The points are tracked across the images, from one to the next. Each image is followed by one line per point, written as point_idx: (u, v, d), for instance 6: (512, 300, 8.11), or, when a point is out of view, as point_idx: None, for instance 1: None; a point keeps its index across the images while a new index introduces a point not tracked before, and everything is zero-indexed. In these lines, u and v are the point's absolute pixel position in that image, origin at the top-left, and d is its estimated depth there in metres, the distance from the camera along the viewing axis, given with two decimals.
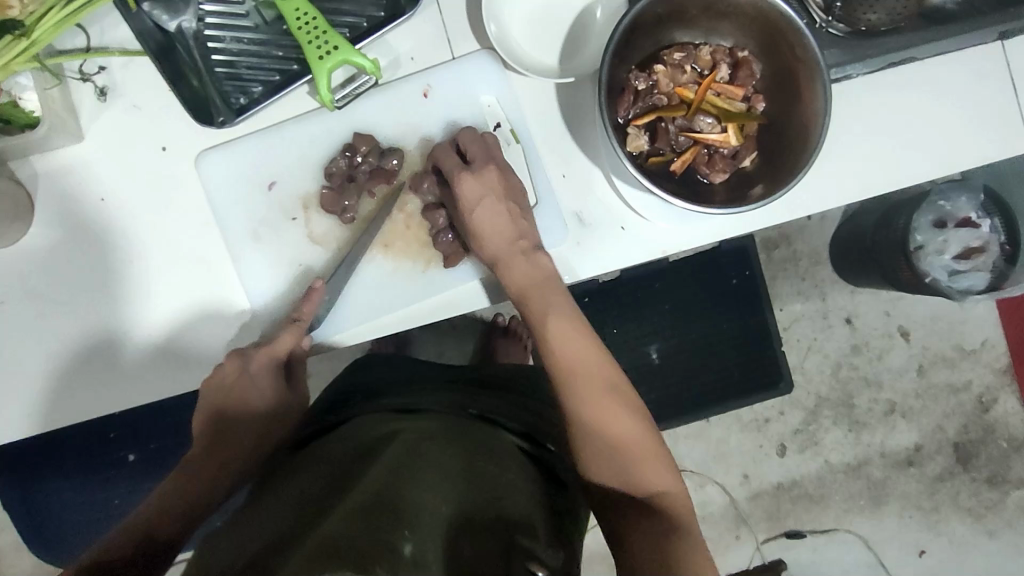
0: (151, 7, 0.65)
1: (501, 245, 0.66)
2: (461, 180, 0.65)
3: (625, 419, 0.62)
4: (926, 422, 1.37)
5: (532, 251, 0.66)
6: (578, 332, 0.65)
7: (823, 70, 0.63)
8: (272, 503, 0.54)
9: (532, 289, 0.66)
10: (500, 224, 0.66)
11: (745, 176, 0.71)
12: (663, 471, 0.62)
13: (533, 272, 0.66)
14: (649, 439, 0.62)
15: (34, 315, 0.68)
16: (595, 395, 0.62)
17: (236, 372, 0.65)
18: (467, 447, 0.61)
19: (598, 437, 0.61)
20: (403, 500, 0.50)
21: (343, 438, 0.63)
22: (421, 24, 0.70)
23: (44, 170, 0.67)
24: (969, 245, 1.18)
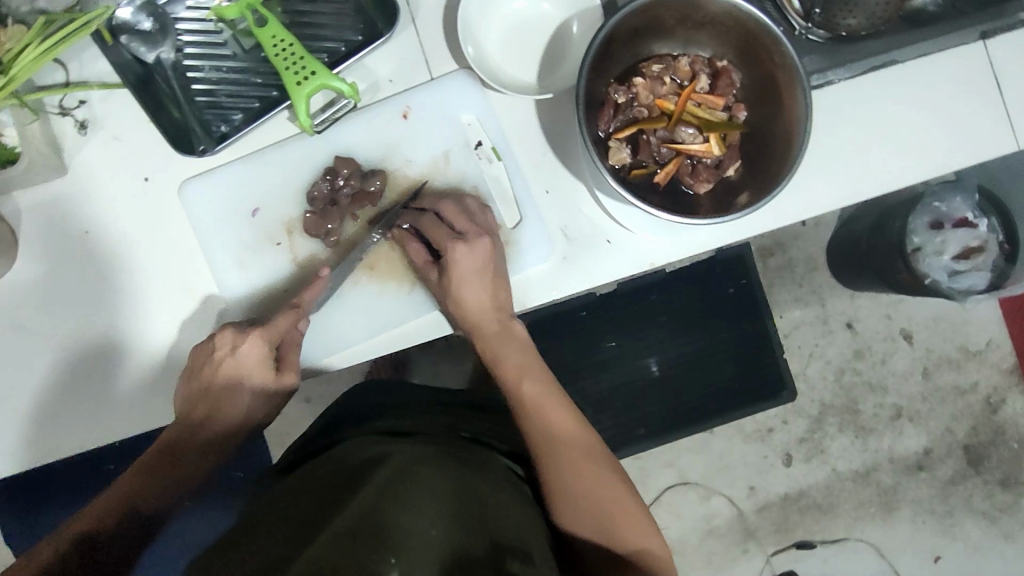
0: (129, 40, 0.66)
1: (479, 318, 0.67)
2: (456, 252, 0.65)
3: (601, 474, 0.63)
4: (934, 426, 1.35)
5: (507, 317, 0.68)
6: (555, 397, 0.66)
7: (803, 76, 0.63)
8: (261, 527, 0.54)
9: (505, 353, 0.68)
10: (481, 296, 0.67)
11: (730, 185, 0.71)
12: (637, 522, 0.63)
13: (506, 337, 0.68)
14: (623, 493, 0.63)
15: (20, 351, 0.68)
16: (570, 460, 0.62)
17: (225, 351, 0.64)
18: (461, 465, 0.60)
19: (575, 493, 0.62)
20: (393, 523, 0.49)
21: (334, 461, 0.62)
22: (399, 46, 0.70)
23: (28, 206, 0.67)
24: (968, 245, 1.17)
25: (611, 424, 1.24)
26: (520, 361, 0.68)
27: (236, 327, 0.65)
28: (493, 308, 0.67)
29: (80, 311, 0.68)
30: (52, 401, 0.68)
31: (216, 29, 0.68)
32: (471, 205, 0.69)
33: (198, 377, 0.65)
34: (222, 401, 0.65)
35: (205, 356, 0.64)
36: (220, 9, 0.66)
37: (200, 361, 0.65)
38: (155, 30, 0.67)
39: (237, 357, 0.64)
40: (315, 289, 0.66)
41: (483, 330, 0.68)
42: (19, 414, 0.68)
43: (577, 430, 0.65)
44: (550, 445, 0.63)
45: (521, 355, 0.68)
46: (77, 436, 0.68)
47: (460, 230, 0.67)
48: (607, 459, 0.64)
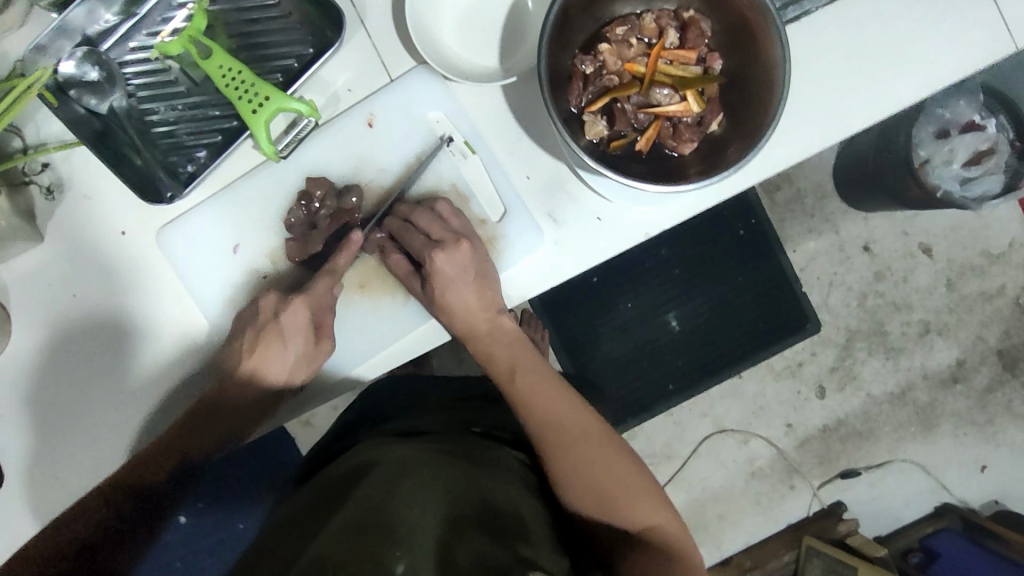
0: (78, 92, 0.64)
1: (470, 318, 0.66)
2: (437, 260, 0.64)
3: (607, 457, 0.61)
4: (965, 336, 1.32)
5: (496, 315, 0.67)
6: (548, 394, 0.64)
7: (775, 17, 0.59)
8: (276, 538, 0.55)
9: (496, 347, 0.67)
10: (468, 299, 0.66)
11: (715, 141, 0.68)
12: (650, 503, 0.61)
13: (499, 335, 0.68)
14: (632, 475, 0.61)
15: (34, 422, 0.68)
16: (574, 448, 0.61)
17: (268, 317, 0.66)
18: (463, 455, 0.61)
19: (581, 479, 0.60)
20: (393, 521, 0.50)
21: (341, 465, 0.63)
22: (352, 52, 0.68)
23: (13, 278, 0.67)
24: (977, 150, 1.12)
25: (638, 385, 1.23)
26: (509, 354, 0.67)
27: (280, 294, 0.67)
28: (486, 310, 0.67)
29: (82, 372, 0.68)
30: (71, 463, 0.68)
31: (164, 67, 0.66)
32: (444, 211, 0.67)
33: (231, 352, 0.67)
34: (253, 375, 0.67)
35: (249, 322, 0.66)
36: (163, 46, 0.64)
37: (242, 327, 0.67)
38: (102, 79, 0.64)
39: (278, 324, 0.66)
40: (347, 251, 0.64)
41: (476, 331, 0.67)
42: (46, 483, 0.68)
43: (580, 417, 0.63)
44: (551, 438, 0.61)
45: (513, 349, 0.68)
46: None
47: (437, 237, 0.66)
48: (615, 441, 0.63)
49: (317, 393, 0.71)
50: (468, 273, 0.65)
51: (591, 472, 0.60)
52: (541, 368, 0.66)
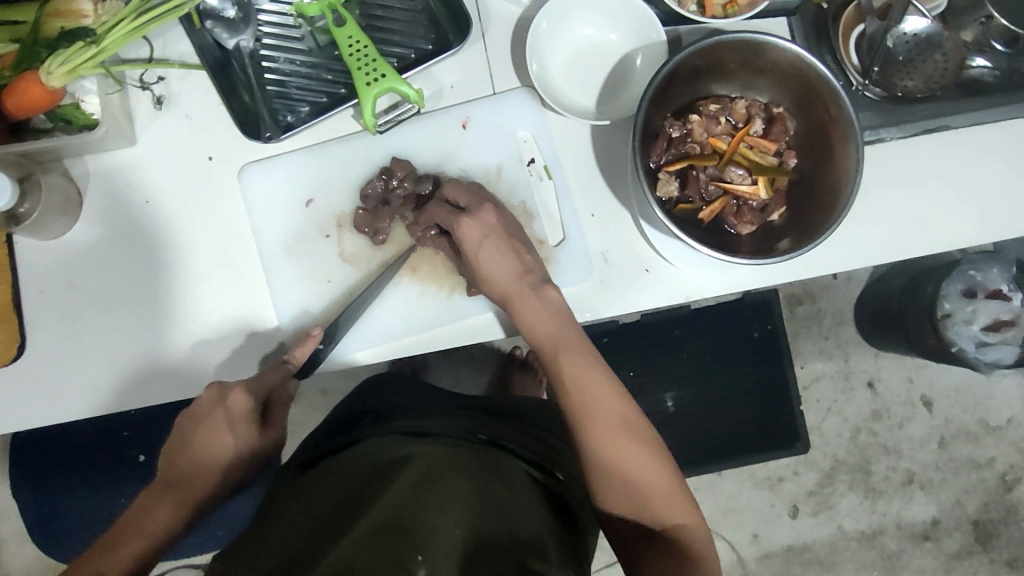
0: (213, 25, 0.69)
1: (515, 290, 0.66)
2: (462, 224, 0.66)
3: (641, 456, 0.61)
4: (945, 497, 1.33)
5: (541, 284, 0.67)
6: (592, 375, 0.63)
7: (857, 131, 0.64)
8: (289, 520, 0.55)
9: (542, 326, 0.65)
10: (503, 268, 0.66)
11: (773, 229, 0.72)
12: (679, 502, 0.61)
13: (543, 305, 0.66)
14: (665, 474, 0.61)
15: (69, 308, 0.70)
16: (605, 435, 0.61)
17: (213, 399, 0.62)
18: (482, 467, 0.62)
19: (616, 472, 0.60)
20: (419, 527, 0.51)
21: (357, 455, 0.63)
22: (466, 58, 0.73)
23: (95, 171, 0.70)
24: (999, 318, 1.16)
25: None
26: (555, 331, 0.65)
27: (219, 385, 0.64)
28: (527, 287, 0.66)
29: (131, 277, 0.71)
30: (91, 357, 0.70)
31: (295, 24, 0.71)
32: (470, 186, 0.71)
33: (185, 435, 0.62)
34: (205, 455, 0.61)
35: (193, 413, 0.62)
36: (302, 7, 0.69)
37: (185, 419, 0.63)
38: (238, 18, 0.70)
39: (222, 408, 0.62)
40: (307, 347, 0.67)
41: (512, 295, 0.66)
42: (60, 369, 0.70)
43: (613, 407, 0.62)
44: (589, 427, 0.61)
45: (560, 328, 0.65)
46: (108, 396, 0.70)
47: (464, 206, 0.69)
48: (652, 438, 0.62)
49: (335, 360, 0.72)
50: (496, 238, 0.67)
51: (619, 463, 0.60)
52: (583, 349, 0.65)
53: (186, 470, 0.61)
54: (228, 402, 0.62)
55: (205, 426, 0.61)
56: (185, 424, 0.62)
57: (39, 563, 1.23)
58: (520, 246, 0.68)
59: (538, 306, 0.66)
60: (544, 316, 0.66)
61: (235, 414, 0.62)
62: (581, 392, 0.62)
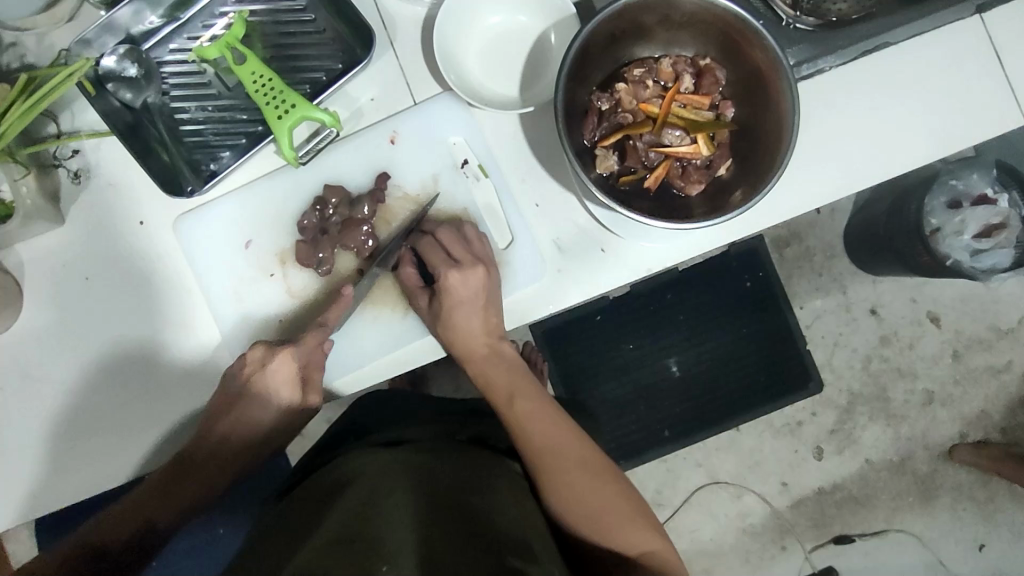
0: (116, 87, 0.67)
1: (469, 342, 0.68)
2: (449, 278, 0.66)
3: (601, 482, 0.62)
4: (969, 409, 1.31)
5: (498, 341, 0.70)
6: (543, 416, 0.65)
7: (787, 69, 0.61)
8: (257, 549, 0.54)
9: (497, 373, 0.69)
10: (475, 323, 0.68)
11: (722, 184, 0.70)
12: (644, 529, 0.61)
13: (498, 360, 0.69)
14: (631, 503, 0.63)
15: (29, 397, 0.69)
16: (564, 471, 0.62)
17: (258, 366, 0.66)
18: (445, 465, 0.61)
19: (584, 518, 0.61)
20: (375, 530, 0.49)
21: (326, 475, 0.62)
22: (379, 70, 0.71)
23: (29, 257, 0.69)
24: (989, 223, 1.12)
25: (634, 426, 1.22)
26: (509, 379, 0.68)
27: (268, 344, 0.67)
28: (486, 346, 0.69)
29: (86, 353, 0.70)
30: (62, 444, 0.69)
31: (199, 70, 0.69)
32: (469, 233, 0.69)
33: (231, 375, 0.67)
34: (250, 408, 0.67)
35: (236, 371, 0.66)
36: (201, 50, 0.67)
37: (228, 377, 0.67)
38: (140, 75, 0.67)
39: (266, 370, 0.66)
40: (341, 308, 0.66)
41: (473, 356, 0.69)
42: (33, 459, 0.69)
43: (573, 439, 0.64)
44: (546, 463, 0.62)
45: (511, 381, 0.68)
46: (84, 478, 0.69)
47: (455, 255, 0.68)
48: (610, 471, 0.64)
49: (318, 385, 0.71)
50: (478, 302, 0.68)
51: (583, 502, 0.61)
52: (538, 396, 0.67)
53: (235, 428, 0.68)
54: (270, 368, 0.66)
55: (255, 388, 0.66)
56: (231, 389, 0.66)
57: None
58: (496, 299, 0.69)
59: (499, 364, 0.69)
60: (507, 369, 0.69)
61: (281, 377, 0.66)
62: (536, 432, 0.64)
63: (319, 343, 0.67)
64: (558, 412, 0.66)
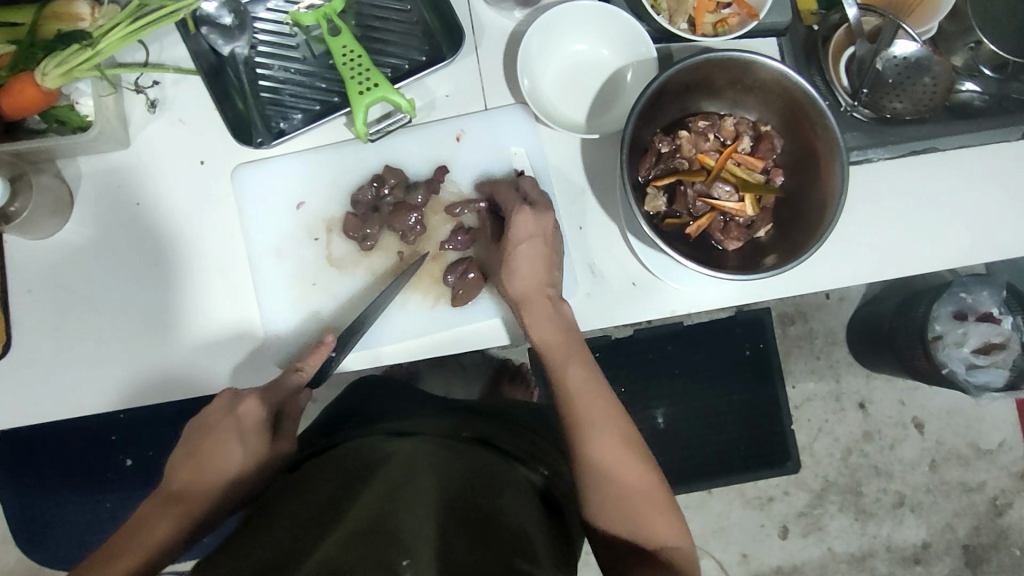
0: (209, 31, 0.70)
1: (529, 291, 0.66)
2: (520, 215, 0.66)
3: (634, 467, 0.61)
4: (936, 520, 1.32)
5: (557, 297, 0.67)
6: (588, 380, 0.64)
7: (843, 150, 0.64)
8: (268, 522, 0.54)
9: (551, 332, 0.65)
10: (535, 268, 0.66)
11: (758, 246, 0.73)
12: (668, 518, 0.61)
13: (556, 317, 0.66)
14: (657, 492, 0.62)
15: (56, 306, 0.70)
16: (600, 445, 0.61)
17: (224, 409, 0.61)
18: (461, 464, 0.61)
19: (614, 493, 0.60)
20: (397, 530, 0.50)
21: (339, 456, 0.62)
22: (459, 70, 0.74)
23: (88, 171, 0.71)
24: (989, 340, 1.15)
25: None
26: (561, 341, 0.65)
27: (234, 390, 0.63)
28: (545, 296, 0.66)
29: (121, 275, 0.71)
30: (76, 358, 0.70)
31: (290, 33, 0.72)
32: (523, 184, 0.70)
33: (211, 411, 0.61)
34: (212, 462, 0.58)
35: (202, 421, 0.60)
36: (298, 15, 0.70)
37: (194, 427, 0.60)
38: (234, 25, 0.70)
39: (233, 415, 0.60)
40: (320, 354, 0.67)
41: (531, 302, 0.66)
42: (44, 367, 0.70)
43: (611, 410, 0.63)
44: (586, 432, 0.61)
45: (559, 337, 0.65)
46: (91, 397, 0.70)
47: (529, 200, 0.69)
48: (642, 453, 0.62)
49: None
50: (545, 242, 0.67)
51: (617, 482, 0.60)
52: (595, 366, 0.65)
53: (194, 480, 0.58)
54: (241, 410, 0.61)
55: (217, 432, 0.59)
56: (194, 433, 0.60)
57: (19, 569, 1.18)
58: (557, 252, 0.68)
59: (548, 315, 0.66)
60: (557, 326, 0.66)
61: (247, 423, 0.60)
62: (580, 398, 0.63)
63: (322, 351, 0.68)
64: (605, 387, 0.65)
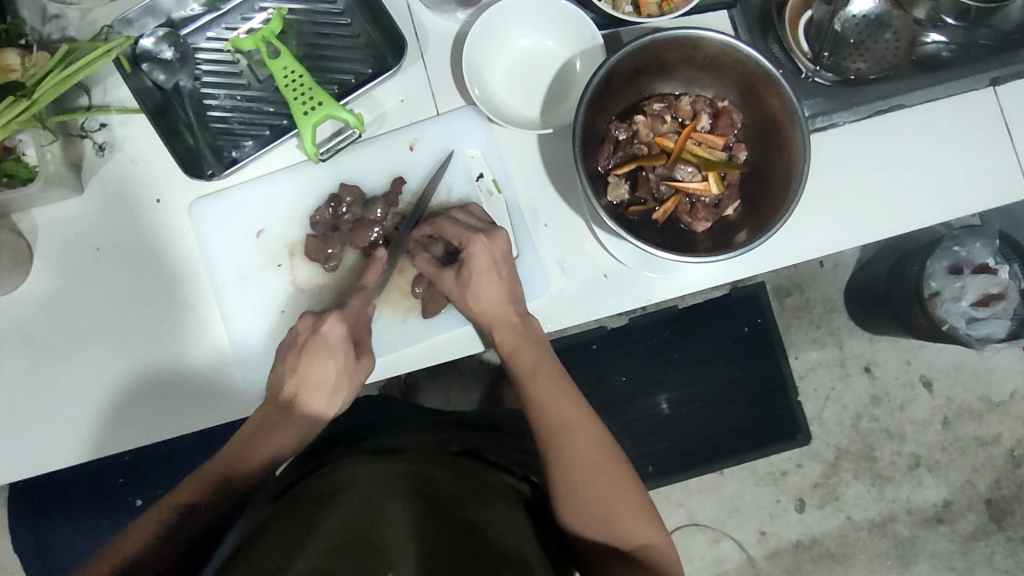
0: (150, 67, 0.69)
1: (497, 315, 0.68)
2: (476, 245, 0.66)
3: (612, 471, 0.63)
4: (954, 477, 1.30)
5: (527, 314, 0.69)
6: (562, 395, 0.66)
7: (801, 118, 0.63)
8: (248, 544, 0.53)
9: (522, 350, 0.68)
10: (498, 292, 0.68)
11: (729, 225, 0.71)
12: (647, 523, 0.62)
13: (524, 332, 0.68)
14: (634, 497, 0.62)
15: (27, 361, 0.70)
16: (577, 456, 0.62)
17: (309, 330, 0.66)
18: (444, 476, 0.61)
19: (587, 497, 0.61)
20: (380, 546, 0.50)
21: (321, 477, 0.61)
22: (406, 79, 0.73)
23: (45, 222, 0.70)
24: (987, 292, 1.13)
25: None
26: (536, 361, 0.68)
27: (315, 314, 0.67)
28: (514, 319, 0.68)
29: (88, 322, 0.71)
30: (53, 410, 0.70)
31: (232, 60, 0.71)
32: (463, 215, 0.69)
33: (293, 337, 0.67)
34: (307, 378, 0.65)
35: (290, 343, 0.67)
36: (237, 41, 0.69)
37: (286, 348, 0.67)
38: (175, 59, 0.69)
39: (319, 336, 0.65)
40: (375, 269, 0.67)
41: (500, 322, 0.68)
42: (23, 423, 0.70)
43: (581, 418, 0.65)
44: (564, 444, 0.63)
45: (533, 354, 0.68)
46: (75, 446, 0.70)
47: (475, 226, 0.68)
48: (616, 458, 0.64)
49: None
50: (502, 269, 0.68)
51: (594, 492, 0.61)
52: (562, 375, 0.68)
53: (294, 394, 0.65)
54: (323, 332, 0.65)
55: (307, 352, 0.65)
56: (289, 355, 0.66)
57: None
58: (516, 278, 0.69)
59: (514, 340, 0.68)
60: (525, 343, 0.68)
61: (333, 342, 0.65)
62: (551, 412, 0.65)
63: (363, 306, 0.68)
64: (577, 396, 0.67)
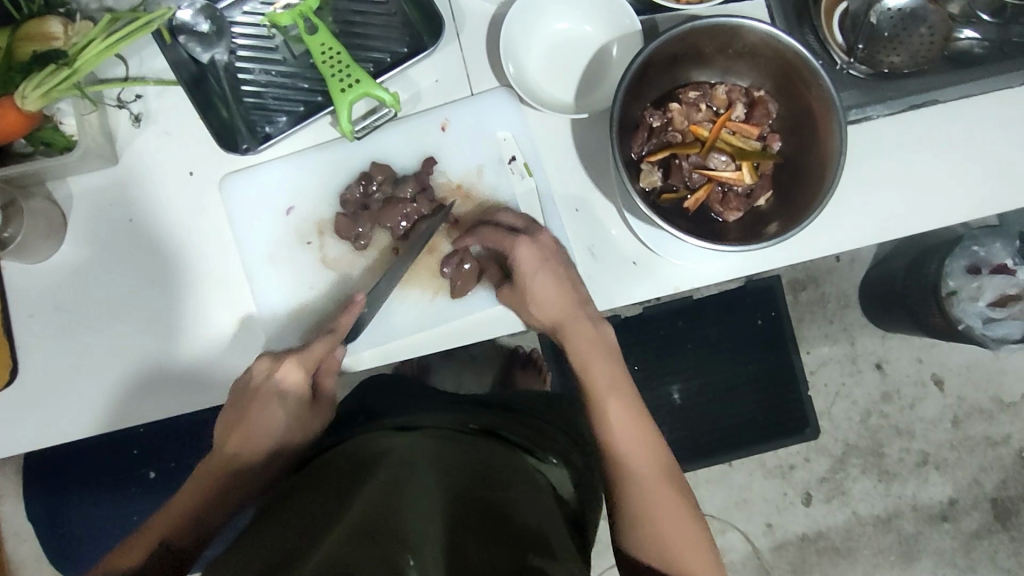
0: (187, 40, 0.69)
1: (566, 321, 0.68)
2: (521, 249, 0.66)
3: (666, 489, 0.65)
4: (961, 476, 1.31)
5: (599, 321, 0.69)
6: (625, 408, 0.67)
7: (840, 111, 0.63)
8: (268, 523, 0.53)
9: (593, 357, 0.68)
10: (558, 297, 0.68)
11: (760, 216, 0.71)
12: (697, 547, 0.63)
13: (595, 339, 0.69)
14: (686, 519, 0.64)
15: (59, 329, 0.71)
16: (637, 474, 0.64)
17: (263, 375, 0.66)
18: (466, 459, 0.61)
19: (641, 512, 0.63)
20: (400, 527, 0.49)
21: (341, 455, 0.62)
22: (441, 59, 0.73)
23: (79, 192, 0.71)
24: (1004, 293, 1.13)
25: None
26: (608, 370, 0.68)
27: (271, 356, 0.67)
28: (583, 319, 0.68)
29: (119, 293, 0.71)
30: (83, 378, 0.70)
31: (269, 35, 0.71)
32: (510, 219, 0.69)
33: (248, 383, 0.66)
34: (257, 428, 0.65)
35: (242, 388, 0.66)
36: (275, 16, 0.69)
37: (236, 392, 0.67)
38: (212, 32, 0.69)
39: (270, 382, 0.66)
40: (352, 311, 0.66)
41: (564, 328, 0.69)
42: (53, 391, 0.70)
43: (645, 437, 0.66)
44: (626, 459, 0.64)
45: (605, 362, 0.69)
46: (104, 414, 0.71)
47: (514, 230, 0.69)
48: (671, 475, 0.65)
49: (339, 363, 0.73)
50: (554, 270, 0.67)
51: (648, 507, 0.63)
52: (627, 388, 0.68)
53: (244, 437, 0.65)
54: (276, 377, 0.66)
55: (256, 398, 0.65)
56: (238, 398, 0.66)
57: None
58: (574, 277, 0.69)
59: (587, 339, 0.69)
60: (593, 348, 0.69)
61: (286, 387, 0.66)
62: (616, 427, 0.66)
63: (330, 348, 0.67)
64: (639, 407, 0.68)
